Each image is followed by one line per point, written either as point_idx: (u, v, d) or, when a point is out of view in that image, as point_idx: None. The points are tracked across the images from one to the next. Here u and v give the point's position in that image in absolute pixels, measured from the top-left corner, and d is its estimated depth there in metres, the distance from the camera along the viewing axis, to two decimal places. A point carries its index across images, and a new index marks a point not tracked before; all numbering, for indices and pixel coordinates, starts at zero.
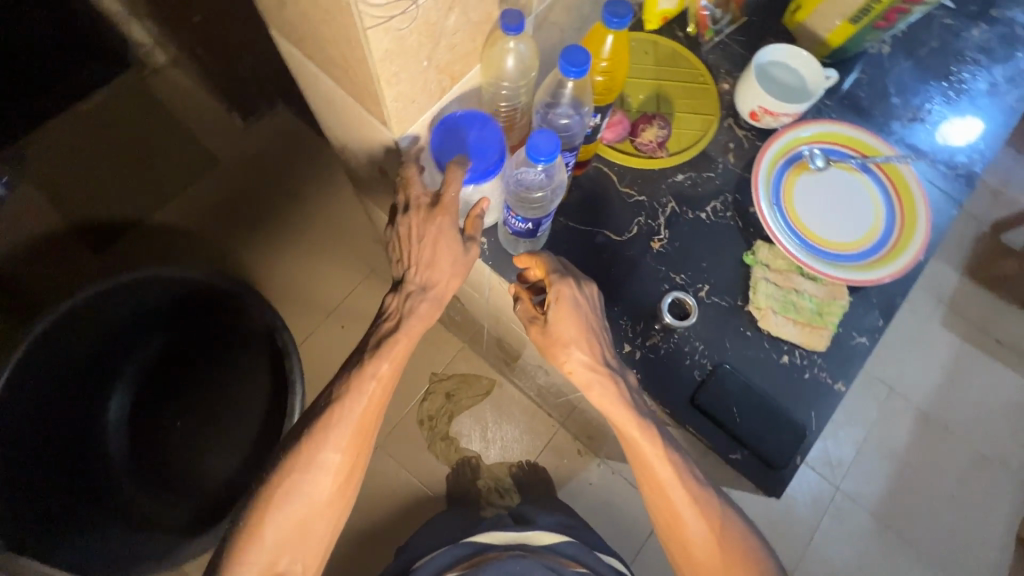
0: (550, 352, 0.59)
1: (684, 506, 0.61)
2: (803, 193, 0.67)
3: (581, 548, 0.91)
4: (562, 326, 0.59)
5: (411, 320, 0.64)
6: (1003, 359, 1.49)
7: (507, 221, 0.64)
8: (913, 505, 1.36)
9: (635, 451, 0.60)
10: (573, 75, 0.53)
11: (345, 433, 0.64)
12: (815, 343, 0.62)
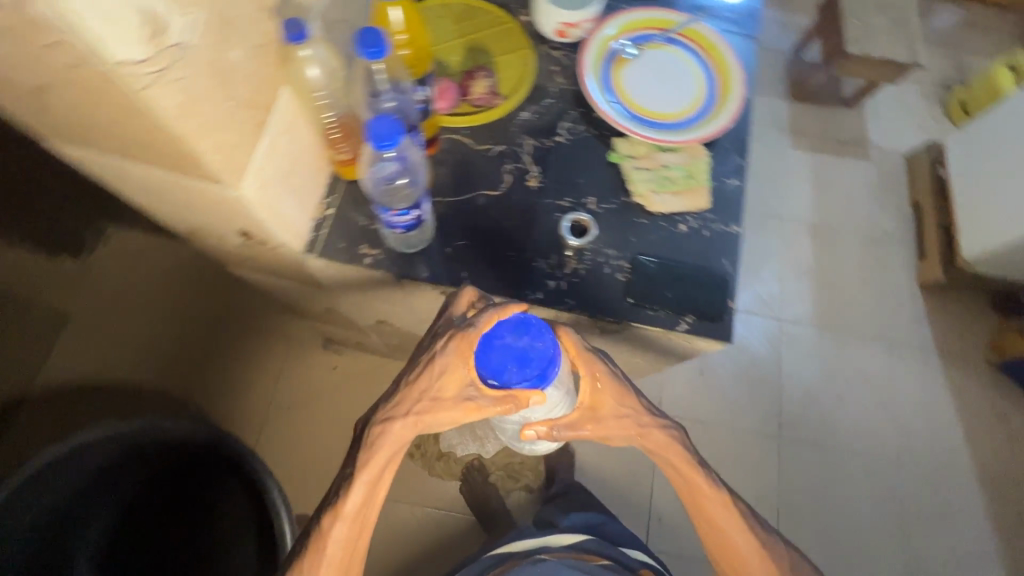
0: (603, 430, 0.65)
1: (733, 523, 0.68)
2: (632, 82, 0.72)
3: (603, 543, 0.94)
4: (603, 398, 0.66)
5: (386, 437, 0.63)
6: (849, 153, 1.72)
7: (389, 223, 0.61)
8: (840, 302, 1.55)
9: (683, 473, 0.69)
10: (372, 55, 0.54)
11: (338, 549, 0.62)
12: (700, 203, 0.67)
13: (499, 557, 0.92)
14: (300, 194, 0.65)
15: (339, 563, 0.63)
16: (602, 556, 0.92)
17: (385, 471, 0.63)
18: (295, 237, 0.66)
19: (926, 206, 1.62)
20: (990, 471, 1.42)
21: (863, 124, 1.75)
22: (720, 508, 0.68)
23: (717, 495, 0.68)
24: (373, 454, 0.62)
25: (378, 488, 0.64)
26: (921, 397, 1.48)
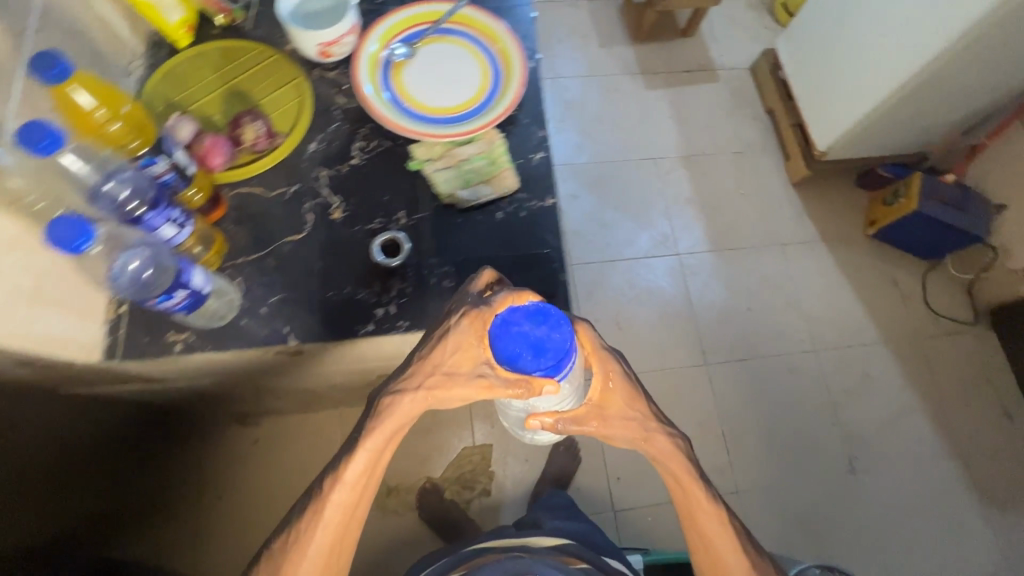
0: (607, 426, 0.71)
1: (715, 520, 0.74)
2: (417, 85, 0.76)
3: (585, 547, 0.95)
4: (610, 397, 0.71)
5: (394, 409, 0.67)
6: (700, 79, 1.79)
7: (165, 307, 0.65)
8: (727, 220, 1.63)
9: (676, 474, 0.74)
10: (49, 147, 0.61)
11: (337, 509, 0.69)
12: (507, 185, 0.75)
13: (478, 549, 0.93)
14: (65, 305, 0.73)
15: (337, 524, 0.69)
16: (581, 560, 0.92)
17: (389, 441, 0.69)
18: (88, 344, 0.76)
19: (778, 111, 1.71)
20: (895, 333, 1.54)
21: (704, 49, 1.83)
22: (703, 509, 0.74)
23: (703, 496, 0.74)
24: (377, 428, 0.68)
25: (381, 457, 0.69)
26: (820, 286, 1.57)
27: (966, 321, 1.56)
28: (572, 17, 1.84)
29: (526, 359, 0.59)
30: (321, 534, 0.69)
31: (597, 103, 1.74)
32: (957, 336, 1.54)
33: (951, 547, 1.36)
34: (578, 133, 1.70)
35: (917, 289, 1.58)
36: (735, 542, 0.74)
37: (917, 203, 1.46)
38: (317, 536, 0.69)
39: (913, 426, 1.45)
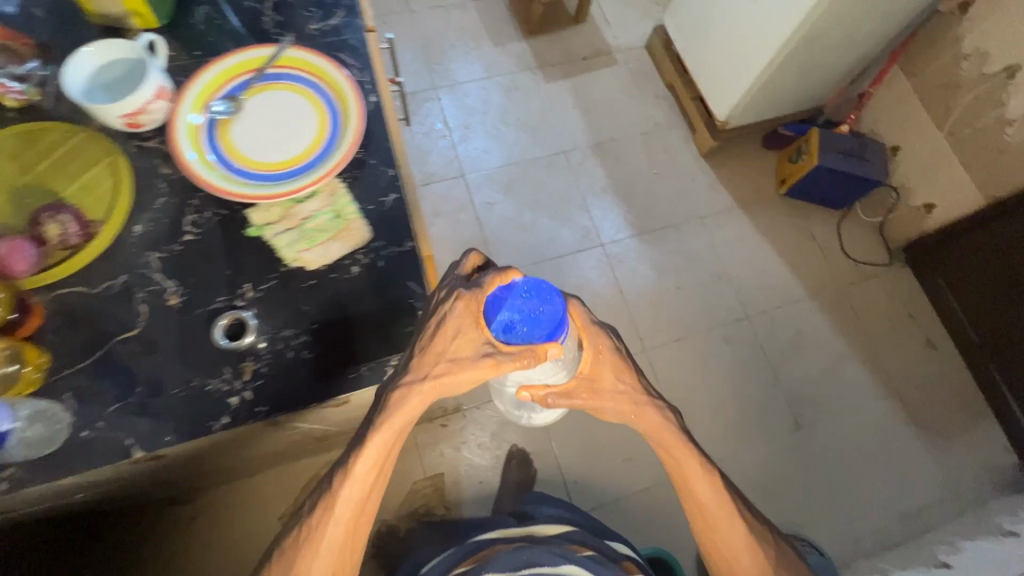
0: (601, 401, 0.67)
1: (712, 489, 0.72)
2: (246, 140, 0.74)
3: (588, 535, 0.89)
4: (601, 370, 0.67)
5: (404, 402, 0.63)
6: (597, 64, 1.77)
7: None
8: (645, 203, 1.63)
9: (669, 446, 0.71)
10: None
11: (348, 506, 0.64)
12: (359, 235, 0.74)
13: (483, 542, 0.86)
14: None
15: (347, 521, 0.65)
16: (588, 547, 0.85)
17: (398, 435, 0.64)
18: None
19: (677, 86, 1.71)
20: (819, 287, 1.58)
21: (597, 33, 1.80)
22: (700, 478, 0.72)
23: (699, 465, 0.72)
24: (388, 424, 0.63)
25: (389, 451, 0.65)
26: (743, 253, 1.59)
27: (883, 262, 1.60)
28: (460, 19, 1.79)
29: (523, 331, 0.55)
30: (331, 535, 0.65)
31: (499, 105, 1.70)
32: (877, 279, 1.59)
33: (900, 483, 1.41)
34: (484, 138, 1.65)
35: (834, 239, 1.62)
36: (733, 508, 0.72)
37: (817, 158, 1.48)
38: (325, 537, 0.64)
39: (849, 374, 1.49)
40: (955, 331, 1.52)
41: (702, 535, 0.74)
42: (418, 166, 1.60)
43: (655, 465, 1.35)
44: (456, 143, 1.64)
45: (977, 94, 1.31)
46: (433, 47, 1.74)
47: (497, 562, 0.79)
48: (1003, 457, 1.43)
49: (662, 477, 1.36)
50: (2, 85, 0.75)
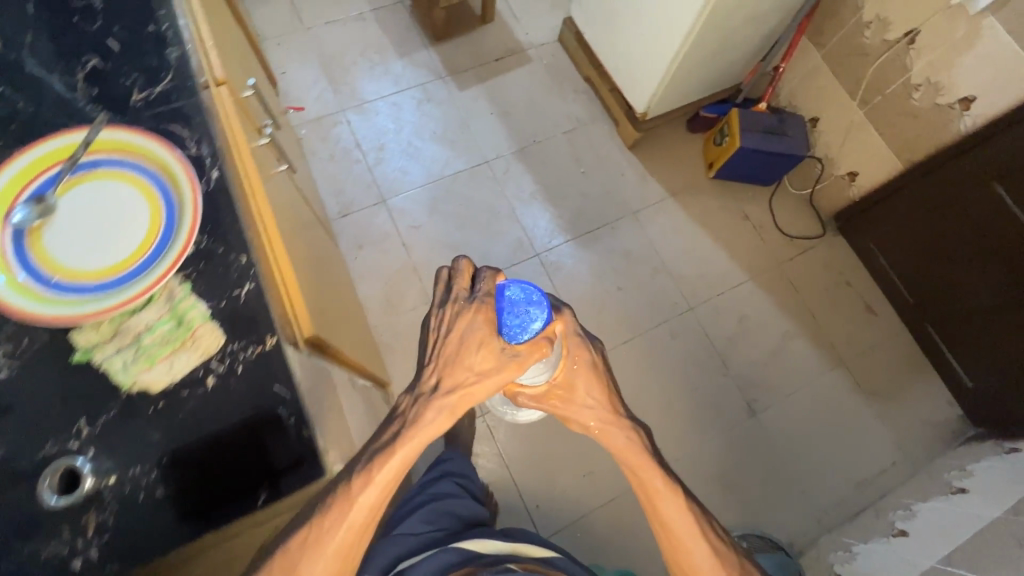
0: (568, 414, 0.63)
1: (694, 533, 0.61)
2: (60, 249, 0.54)
3: (571, 565, 0.83)
4: (574, 381, 0.63)
5: (428, 417, 0.54)
6: (511, 64, 1.69)
7: None
8: (576, 205, 1.58)
9: (640, 477, 0.62)
10: None
11: (350, 529, 0.52)
12: (212, 343, 0.53)
13: (466, 557, 0.76)
14: None
15: (353, 533, 0.52)
16: None
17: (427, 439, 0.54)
18: None
19: (595, 79, 1.65)
20: (758, 267, 1.57)
21: (507, 30, 1.72)
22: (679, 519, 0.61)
23: (678, 502, 0.61)
24: (418, 430, 0.54)
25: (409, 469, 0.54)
26: (680, 243, 1.57)
27: (817, 234, 1.60)
28: (360, 32, 1.67)
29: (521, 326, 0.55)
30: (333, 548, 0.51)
31: (414, 120, 1.60)
32: (813, 251, 1.59)
33: (854, 452, 1.43)
34: (402, 158, 1.56)
35: (767, 217, 1.61)
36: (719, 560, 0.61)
37: (738, 140, 1.46)
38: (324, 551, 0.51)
39: (795, 351, 1.50)
40: (890, 294, 1.54)
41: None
42: (333, 196, 1.50)
43: (612, 475, 1.33)
44: (372, 165, 1.54)
45: (883, 61, 1.31)
46: (334, 65, 1.63)
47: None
48: (947, 411, 1.46)
49: (623, 486, 1.34)
50: None
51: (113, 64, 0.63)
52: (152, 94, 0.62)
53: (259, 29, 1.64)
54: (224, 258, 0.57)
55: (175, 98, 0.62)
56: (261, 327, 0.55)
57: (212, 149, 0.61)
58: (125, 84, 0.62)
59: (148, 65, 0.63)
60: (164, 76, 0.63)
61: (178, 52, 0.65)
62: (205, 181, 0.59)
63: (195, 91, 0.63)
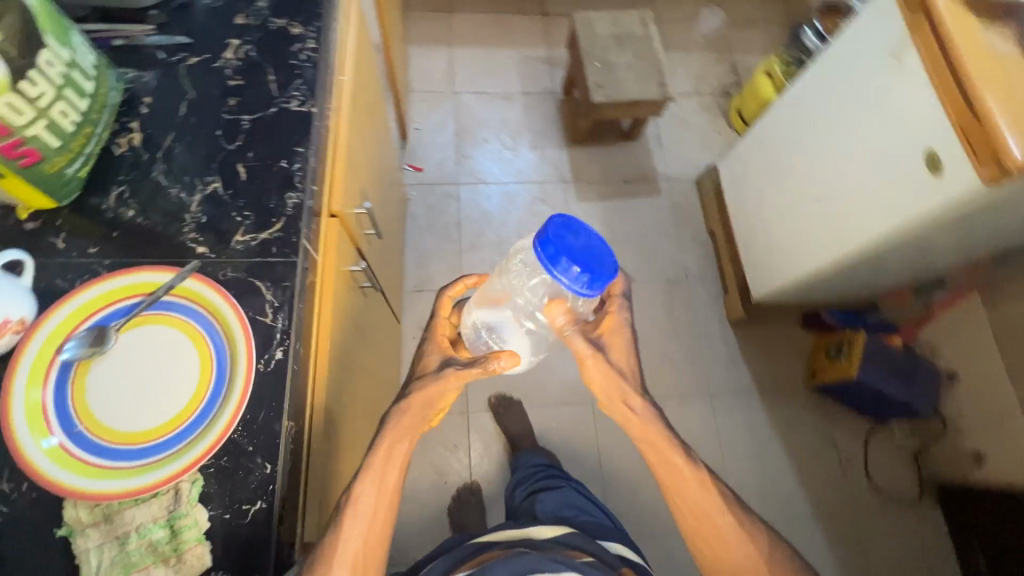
0: (599, 374, 0.66)
1: (712, 505, 0.65)
2: (102, 394, 0.50)
3: (586, 539, 0.76)
4: (614, 341, 0.66)
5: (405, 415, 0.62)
6: (639, 192, 1.60)
7: None
8: (651, 362, 1.44)
9: (660, 450, 0.66)
10: None
11: (372, 505, 0.58)
12: (192, 569, 0.47)
13: (479, 545, 0.76)
14: None
15: (371, 517, 0.58)
16: (587, 554, 0.72)
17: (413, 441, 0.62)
18: None
19: (720, 236, 1.52)
20: (829, 509, 1.36)
21: (647, 155, 1.63)
22: (693, 486, 0.66)
23: (690, 475, 0.66)
24: (404, 423, 0.62)
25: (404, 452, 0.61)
26: (749, 447, 1.40)
27: (910, 497, 1.37)
28: (503, 111, 1.65)
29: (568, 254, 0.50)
30: (355, 531, 0.57)
31: (521, 216, 1.55)
32: (900, 516, 1.36)
33: None
34: (495, 251, 1.50)
35: (857, 454, 1.40)
36: (738, 525, 0.65)
37: (856, 370, 1.28)
38: (349, 534, 0.57)
39: None
40: None
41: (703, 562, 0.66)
42: (416, 267, 1.47)
43: None
44: (463, 249, 1.49)
45: None
46: (467, 136, 1.61)
47: (498, 567, 0.66)
48: None
49: None
50: None
51: (232, 194, 0.60)
52: (254, 239, 0.58)
53: (412, 80, 1.65)
54: (249, 463, 0.51)
55: (275, 252, 0.58)
56: (251, 563, 0.48)
57: (286, 323, 0.56)
58: (234, 221, 0.59)
59: (265, 205, 0.60)
60: (274, 222, 0.59)
61: (298, 198, 0.61)
62: (265, 360, 0.54)
63: (297, 245, 0.59)
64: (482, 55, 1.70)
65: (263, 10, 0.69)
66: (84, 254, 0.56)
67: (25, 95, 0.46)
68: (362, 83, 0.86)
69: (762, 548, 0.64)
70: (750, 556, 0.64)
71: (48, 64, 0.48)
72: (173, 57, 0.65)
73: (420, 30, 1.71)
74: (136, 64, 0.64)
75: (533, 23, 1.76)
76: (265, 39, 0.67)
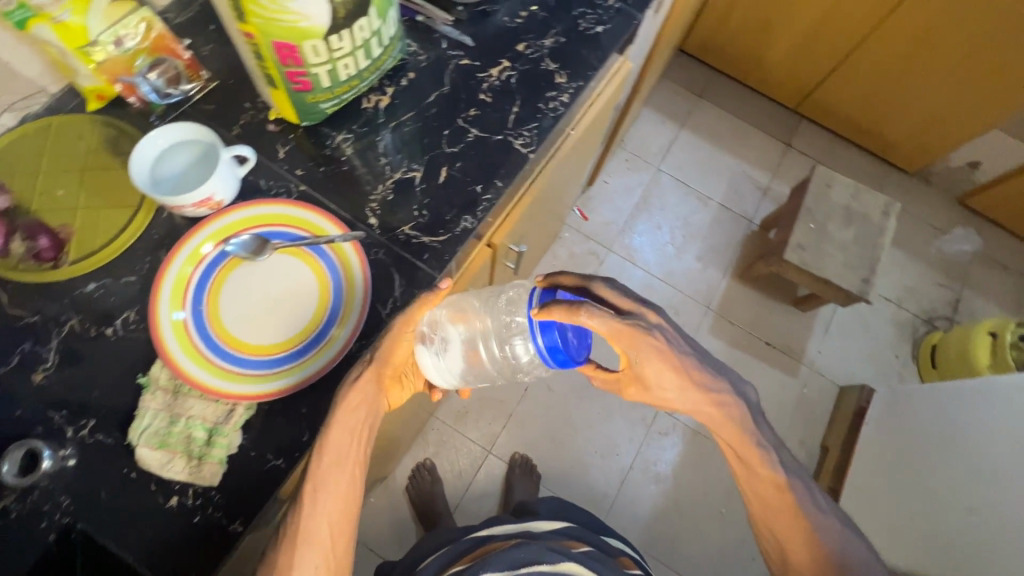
0: (647, 396, 0.61)
1: (785, 506, 0.62)
2: (233, 291, 0.56)
3: (584, 530, 0.80)
4: (646, 371, 0.58)
5: (355, 397, 0.53)
6: (774, 362, 1.45)
7: None
8: (680, 527, 1.31)
9: (740, 454, 0.62)
10: None
11: (341, 479, 0.53)
12: (200, 479, 0.51)
13: (477, 542, 0.77)
14: None
15: (344, 491, 0.53)
16: (582, 543, 0.76)
17: (370, 413, 0.55)
18: None
19: (832, 458, 1.34)
20: None
21: (805, 332, 1.48)
22: (770, 490, 0.62)
23: (766, 476, 0.62)
24: (356, 403, 0.53)
25: (361, 421, 0.54)
26: None
27: None
28: (692, 209, 1.59)
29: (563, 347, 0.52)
30: (325, 517, 0.52)
31: None
32: None
33: None
34: None
35: None
36: (808, 528, 0.61)
37: None
38: (318, 516, 0.52)
39: None
40: None
41: (771, 559, 0.65)
42: None
43: None
44: None
45: None
46: (645, 213, 1.58)
47: (496, 560, 0.68)
48: None
49: None
50: (132, 87, 0.61)
51: (423, 188, 0.64)
52: (416, 238, 0.62)
53: (628, 137, 1.65)
54: (294, 422, 0.54)
55: (424, 259, 0.61)
56: (247, 506, 0.51)
57: None
58: (410, 213, 0.63)
59: (441, 215, 0.63)
60: (439, 233, 0.62)
61: (470, 224, 0.63)
62: (360, 344, 0.57)
63: (443, 264, 0.61)
64: (704, 149, 1.66)
65: (543, 48, 0.72)
66: (291, 172, 0.64)
67: (329, 45, 0.53)
68: (584, 143, 0.88)
69: (830, 549, 0.61)
70: (819, 561, 0.61)
71: (360, 29, 0.54)
72: (451, 51, 0.71)
73: (664, 98, 1.70)
74: (420, 42, 0.71)
75: (772, 147, 1.67)
76: (529, 74, 0.71)
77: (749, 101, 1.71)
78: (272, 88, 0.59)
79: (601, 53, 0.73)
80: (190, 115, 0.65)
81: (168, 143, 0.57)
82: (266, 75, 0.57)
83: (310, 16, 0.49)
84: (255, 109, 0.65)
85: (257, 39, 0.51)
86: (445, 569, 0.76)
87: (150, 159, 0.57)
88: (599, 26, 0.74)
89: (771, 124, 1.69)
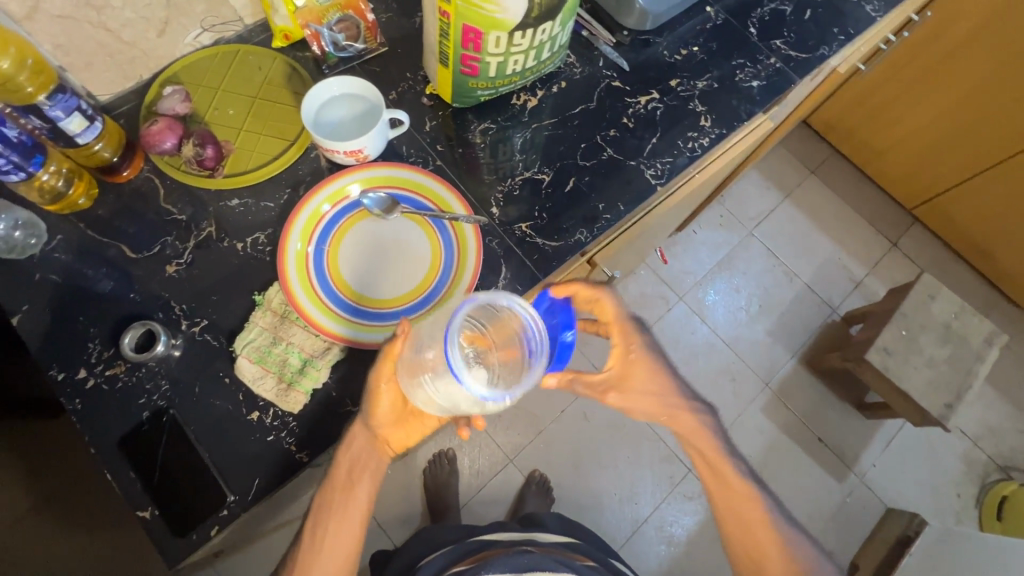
0: (628, 402, 0.62)
1: (766, 536, 0.63)
2: (355, 240, 0.60)
3: (592, 548, 0.78)
4: (633, 373, 0.61)
5: (352, 444, 0.54)
6: (822, 460, 1.38)
7: None
8: None
9: (710, 463, 0.64)
10: None
11: (346, 512, 0.57)
12: (284, 402, 0.54)
13: (483, 544, 0.76)
14: None
15: (346, 521, 0.57)
16: (589, 561, 0.75)
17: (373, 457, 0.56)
18: None
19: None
20: None
21: (863, 439, 1.40)
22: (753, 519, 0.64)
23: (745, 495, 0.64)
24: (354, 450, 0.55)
25: (360, 464, 0.56)
26: None
27: None
28: (776, 282, 1.54)
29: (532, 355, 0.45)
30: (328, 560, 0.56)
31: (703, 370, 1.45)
32: None
33: None
34: None
35: None
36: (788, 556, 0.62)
37: None
38: (327, 541, 0.56)
39: None
40: None
41: None
42: None
43: None
44: None
45: None
46: (726, 272, 1.54)
47: (498, 562, 0.67)
48: None
49: None
50: (315, 33, 0.66)
51: (548, 192, 0.66)
52: (530, 236, 0.64)
53: (728, 193, 1.62)
54: None
55: (534, 259, 0.63)
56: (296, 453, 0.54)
57: None
58: (530, 212, 0.65)
59: (559, 221, 0.65)
60: (553, 237, 0.64)
61: (583, 238, 0.64)
62: None
63: (547, 267, 0.63)
64: (802, 225, 1.61)
65: (695, 89, 0.73)
66: (432, 146, 0.67)
67: (510, 39, 0.56)
68: (701, 189, 0.87)
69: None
70: None
71: (542, 31, 0.57)
72: (606, 71, 0.72)
73: (776, 164, 1.66)
74: (580, 55, 0.73)
75: (875, 241, 1.60)
76: (675, 110, 0.71)
77: (863, 190, 1.65)
78: (441, 66, 0.62)
79: (750, 107, 0.73)
80: (358, 72, 0.69)
81: (339, 92, 0.62)
82: (441, 53, 0.60)
83: (507, 10, 0.52)
84: (415, 80, 0.69)
85: (449, 20, 0.54)
86: (448, 566, 0.75)
87: (319, 102, 0.61)
88: (755, 81, 0.74)
89: (881, 218, 1.62)
